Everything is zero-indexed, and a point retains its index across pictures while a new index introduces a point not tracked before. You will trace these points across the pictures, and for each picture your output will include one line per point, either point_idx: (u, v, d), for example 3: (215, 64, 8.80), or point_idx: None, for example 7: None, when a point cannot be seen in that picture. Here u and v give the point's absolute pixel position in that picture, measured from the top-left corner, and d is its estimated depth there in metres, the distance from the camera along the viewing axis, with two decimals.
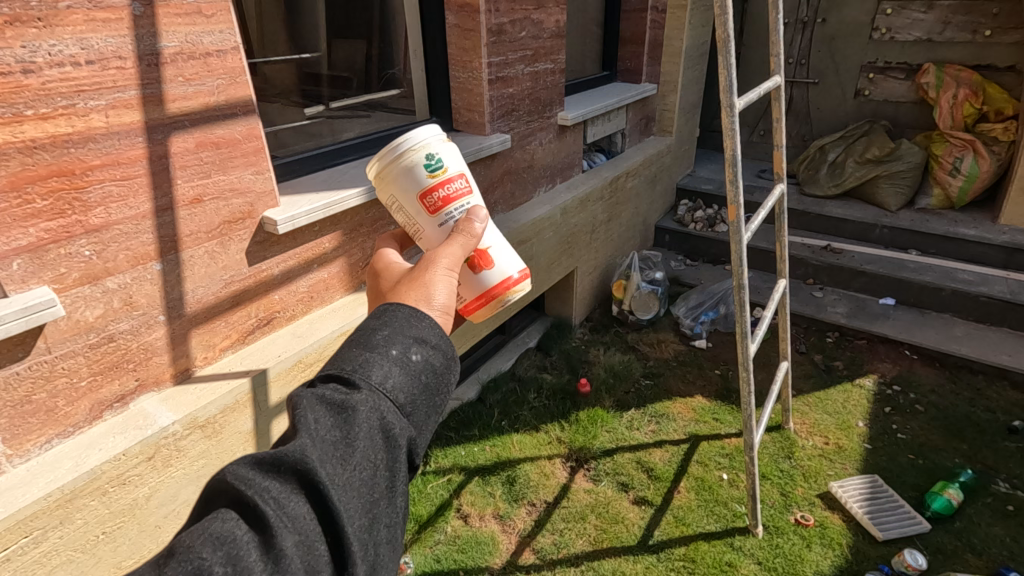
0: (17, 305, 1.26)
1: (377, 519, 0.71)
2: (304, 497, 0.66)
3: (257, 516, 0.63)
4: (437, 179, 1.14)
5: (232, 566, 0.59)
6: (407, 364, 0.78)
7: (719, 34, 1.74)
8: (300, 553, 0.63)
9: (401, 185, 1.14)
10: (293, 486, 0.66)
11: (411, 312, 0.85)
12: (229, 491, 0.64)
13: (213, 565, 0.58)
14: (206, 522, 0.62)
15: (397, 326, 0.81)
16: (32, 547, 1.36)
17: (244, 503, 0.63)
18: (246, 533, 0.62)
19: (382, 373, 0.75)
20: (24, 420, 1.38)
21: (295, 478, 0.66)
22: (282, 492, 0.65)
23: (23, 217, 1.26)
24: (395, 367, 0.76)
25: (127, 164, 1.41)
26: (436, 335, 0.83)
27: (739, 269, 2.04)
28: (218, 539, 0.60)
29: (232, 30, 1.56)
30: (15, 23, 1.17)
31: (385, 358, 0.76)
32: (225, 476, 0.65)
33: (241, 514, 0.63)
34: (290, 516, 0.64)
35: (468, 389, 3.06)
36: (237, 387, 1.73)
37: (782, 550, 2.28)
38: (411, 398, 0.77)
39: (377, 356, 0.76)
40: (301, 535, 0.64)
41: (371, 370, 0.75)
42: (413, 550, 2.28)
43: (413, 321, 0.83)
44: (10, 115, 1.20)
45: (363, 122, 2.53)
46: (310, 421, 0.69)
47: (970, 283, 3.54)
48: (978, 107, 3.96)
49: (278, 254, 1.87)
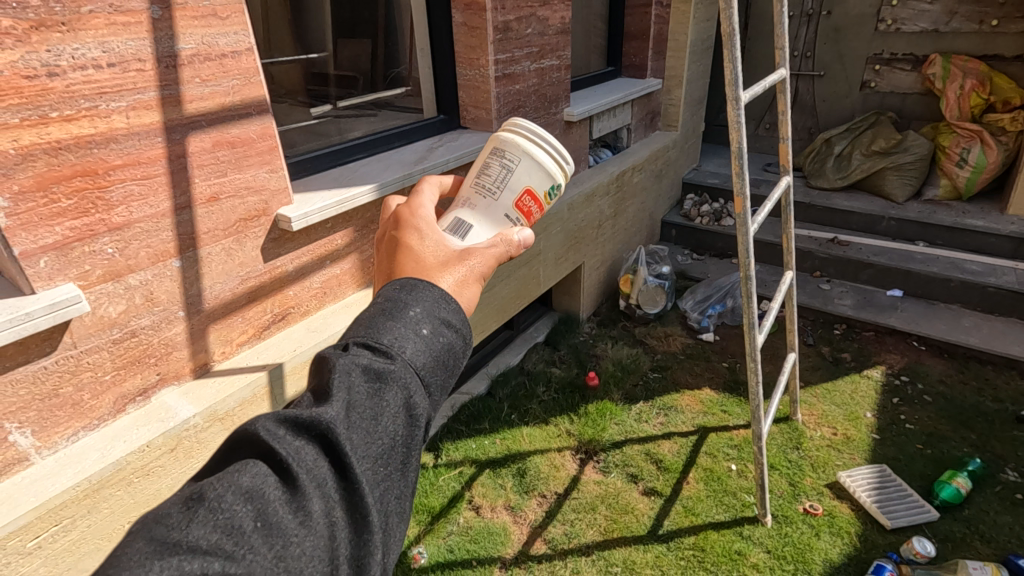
0: (44, 301, 1.30)
1: (393, 491, 0.74)
2: (329, 461, 0.68)
3: (286, 473, 0.65)
4: (546, 200, 1.26)
5: (260, 520, 0.61)
6: (434, 344, 0.81)
7: (724, 29, 1.76)
8: (323, 515, 0.65)
9: (529, 162, 1.23)
10: (320, 449, 0.68)
11: (441, 294, 0.88)
12: (259, 444, 0.67)
13: (243, 517, 0.61)
14: (236, 473, 0.64)
15: (427, 306, 0.84)
16: (62, 535, 1.42)
17: (274, 460, 0.65)
18: (274, 490, 0.64)
19: (411, 350, 0.78)
20: (52, 413, 1.43)
21: (324, 441, 0.68)
22: (310, 453, 0.67)
23: (49, 216, 1.30)
24: (423, 347, 0.79)
25: (147, 163, 1.45)
26: (459, 319, 0.87)
27: (745, 261, 2.06)
28: (249, 492, 0.62)
29: (246, 31, 1.60)
30: (41, 28, 1.21)
31: (415, 336, 0.79)
32: (255, 431, 0.67)
33: (269, 469, 0.65)
34: (316, 478, 0.66)
35: (477, 383, 3.09)
36: (254, 380, 1.77)
37: (791, 539, 2.30)
38: (434, 378, 0.81)
39: (407, 332, 0.79)
40: (326, 498, 0.66)
41: (401, 346, 0.78)
42: (427, 540, 2.33)
43: (442, 304, 0.86)
44: (36, 117, 1.24)
45: (371, 121, 2.57)
46: (341, 387, 0.71)
47: (978, 273, 3.54)
48: (985, 97, 3.92)
49: (292, 251, 1.91)
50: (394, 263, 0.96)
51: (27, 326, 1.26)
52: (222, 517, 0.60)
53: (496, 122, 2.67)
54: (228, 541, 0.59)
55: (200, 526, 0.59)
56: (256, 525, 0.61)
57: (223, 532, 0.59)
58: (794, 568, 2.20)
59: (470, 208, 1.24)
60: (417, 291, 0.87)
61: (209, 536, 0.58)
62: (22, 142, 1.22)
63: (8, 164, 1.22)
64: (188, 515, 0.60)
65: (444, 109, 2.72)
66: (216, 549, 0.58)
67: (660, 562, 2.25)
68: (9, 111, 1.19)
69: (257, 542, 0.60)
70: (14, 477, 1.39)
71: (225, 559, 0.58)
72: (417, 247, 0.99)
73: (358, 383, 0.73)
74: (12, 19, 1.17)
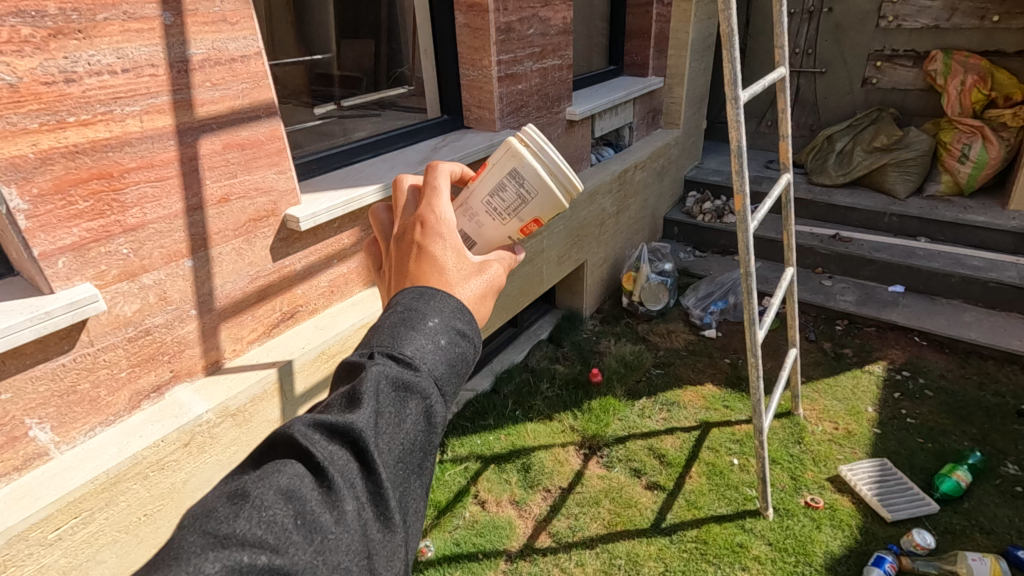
0: (63, 300, 1.34)
1: (415, 492, 0.78)
2: (358, 464, 0.72)
3: (321, 476, 0.68)
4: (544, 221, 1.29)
5: (300, 518, 0.65)
6: (452, 354, 0.84)
7: (724, 29, 1.79)
8: (355, 515, 0.69)
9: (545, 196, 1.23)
10: (351, 453, 0.72)
11: (456, 302, 0.91)
12: (295, 446, 0.70)
13: (284, 515, 0.64)
14: (276, 474, 0.67)
15: (446, 315, 0.88)
16: (82, 527, 1.46)
17: (311, 463, 0.69)
18: (311, 490, 0.67)
19: (433, 361, 0.81)
20: (70, 409, 1.47)
21: (355, 445, 0.71)
22: (342, 456, 0.71)
23: (67, 218, 1.34)
24: (445, 357, 0.83)
25: (160, 166, 1.49)
26: (475, 329, 0.90)
27: (745, 257, 2.09)
28: (288, 492, 0.66)
29: (255, 36, 1.64)
30: (58, 36, 1.24)
31: (435, 344, 0.83)
32: (294, 434, 0.70)
33: (306, 472, 0.69)
34: (348, 480, 0.70)
35: (482, 380, 3.14)
36: (265, 377, 1.81)
37: (793, 531, 2.34)
38: (451, 384, 0.84)
39: (430, 343, 0.82)
40: (357, 498, 0.70)
41: (424, 356, 0.81)
42: (433, 534, 2.37)
43: (458, 312, 0.90)
44: (54, 122, 1.27)
45: (375, 121, 2.61)
46: (370, 394, 0.74)
47: (979, 268, 3.56)
48: (986, 93, 3.95)
49: (300, 251, 1.95)
50: (416, 269, 0.96)
51: (46, 325, 1.30)
52: (267, 517, 0.63)
53: (499, 121, 2.70)
54: (271, 537, 0.62)
55: (245, 522, 0.62)
56: (296, 523, 0.64)
57: (267, 528, 0.62)
58: (796, 559, 2.23)
59: (480, 224, 1.25)
60: (435, 300, 0.89)
61: (254, 533, 0.62)
62: (41, 147, 1.26)
63: (27, 167, 1.26)
64: (233, 513, 0.63)
65: (447, 109, 2.76)
66: (261, 543, 0.61)
67: (663, 554, 2.28)
68: (28, 116, 1.23)
69: (298, 538, 0.64)
70: (33, 472, 1.43)
71: (270, 554, 0.61)
72: (440, 253, 0.98)
73: (385, 392, 0.76)
74: (31, 27, 1.20)
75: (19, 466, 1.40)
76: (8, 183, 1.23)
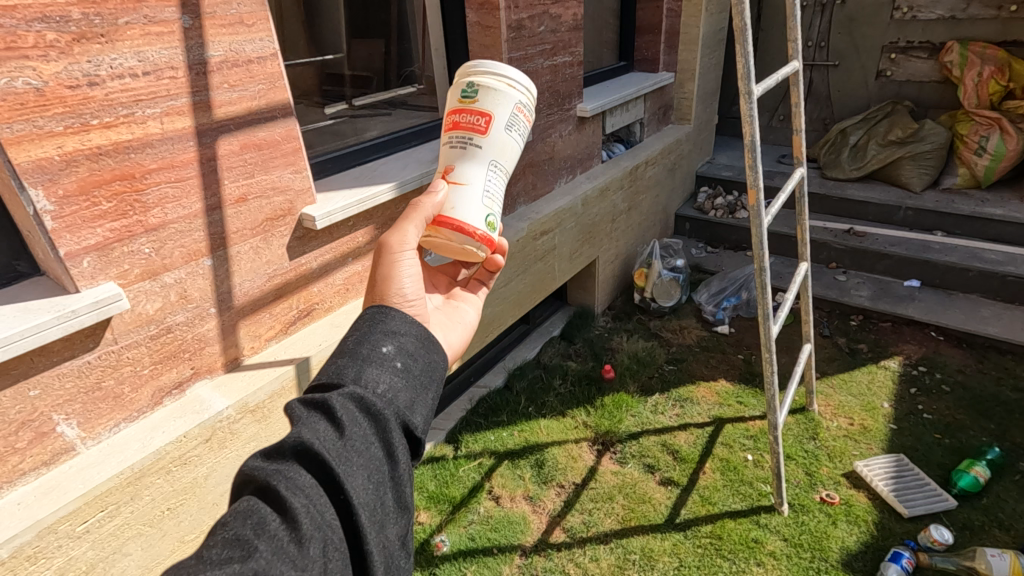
0: (88, 299, 1.37)
1: (382, 480, 0.83)
2: (309, 471, 0.78)
3: (271, 493, 0.75)
4: (466, 104, 1.37)
5: (260, 530, 0.71)
6: (376, 355, 0.93)
7: (737, 23, 1.78)
8: (312, 514, 0.74)
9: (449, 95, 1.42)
10: (299, 464, 0.78)
11: (379, 311, 1.03)
12: (248, 482, 0.77)
13: (245, 532, 0.70)
14: (234, 507, 0.74)
15: (367, 329, 0.98)
16: (108, 520, 1.50)
17: (259, 486, 0.76)
18: (267, 507, 0.74)
19: (358, 369, 0.90)
20: (95, 405, 1.50)
21: (300, 456, 0.78)
22: (292, 469, 0.77)
23: (91, 218, 1.37)
24: (371, 360, 0.92)
25: (180, 166, 1.51)
26: (404, 326, 1.00)
27: (760, 251, 2.07)
28: (246, 513, 0.72)
29: (270, 38, 1.66)
30: (82, 40, 1.27)
31: (356, 357, 0.92)
32: (241, 470, 0.78)
33: (258, 494, 0.76)
34: (299, 486, 0.76)
35: (495, 376, 3.17)
36: (283, 373, 1.84)
37: (808, 527, 2.33)
38: (390, 378, 0.91)
39: (352, 356, 0.92)
40: (312, 499, 0.76)
41: (347, 367, 0.90)
42: (449, 529, 2.39)
43: (384, 320, 1.00)
44: (78, 125, 1.30)
45: (385, 119, 2.67)
46: (300, 413, 0.83)
47: (997, 262, 3.51)
48: (1004, 84, 3.89)
49: (317, 249, 1.98)
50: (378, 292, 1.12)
51: (72, 323, 1.34)
52: (227, 536, 0.70)
53: None
54: (237, 550, 0.68)
55: (212, 548, 0.69)
56: (257, 534, 0.70)
57: (232, 545, 0.69)
58: (811, 555, 2.23)
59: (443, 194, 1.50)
60: (361, 319, 1.01)
61: (220, 553, 0.68)
62: (66, 149, 1.29)
63: (53, 169, 1.28)
64: (202, 547, 0.70)
65: None
66: (229, 558, 0.67)
67: (677, 550, 2.28)
68: (53, 120, 1.26)
69: (261, 544, 0.69)
70: (61, 466, 1.47)
71: (239, 561, 0.67)
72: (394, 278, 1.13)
73: (316, 408, 0.84)
74: (56, 32, 1.23)
75: (47, 461, 1.44)
76: (34, 185, 1.26)
